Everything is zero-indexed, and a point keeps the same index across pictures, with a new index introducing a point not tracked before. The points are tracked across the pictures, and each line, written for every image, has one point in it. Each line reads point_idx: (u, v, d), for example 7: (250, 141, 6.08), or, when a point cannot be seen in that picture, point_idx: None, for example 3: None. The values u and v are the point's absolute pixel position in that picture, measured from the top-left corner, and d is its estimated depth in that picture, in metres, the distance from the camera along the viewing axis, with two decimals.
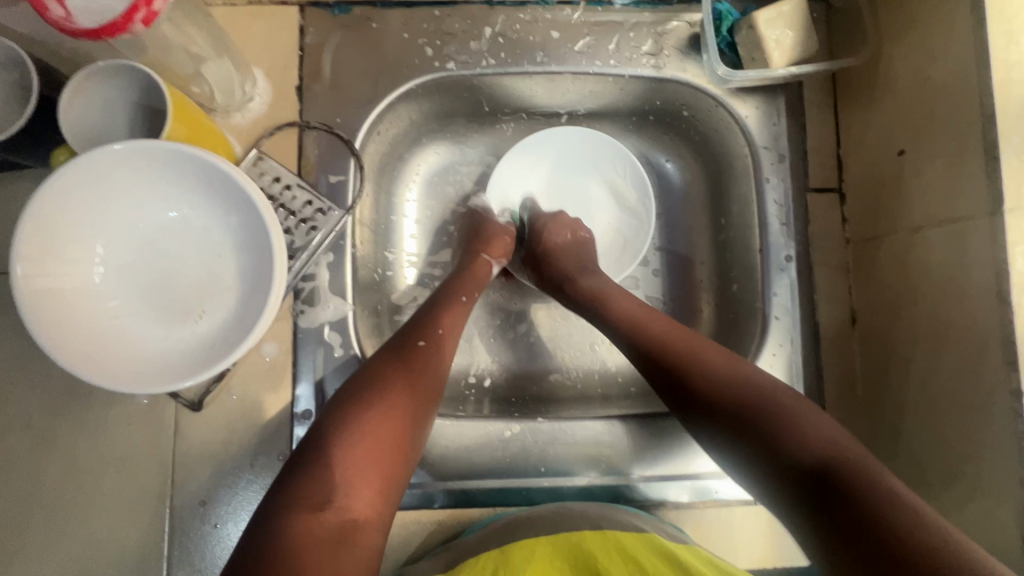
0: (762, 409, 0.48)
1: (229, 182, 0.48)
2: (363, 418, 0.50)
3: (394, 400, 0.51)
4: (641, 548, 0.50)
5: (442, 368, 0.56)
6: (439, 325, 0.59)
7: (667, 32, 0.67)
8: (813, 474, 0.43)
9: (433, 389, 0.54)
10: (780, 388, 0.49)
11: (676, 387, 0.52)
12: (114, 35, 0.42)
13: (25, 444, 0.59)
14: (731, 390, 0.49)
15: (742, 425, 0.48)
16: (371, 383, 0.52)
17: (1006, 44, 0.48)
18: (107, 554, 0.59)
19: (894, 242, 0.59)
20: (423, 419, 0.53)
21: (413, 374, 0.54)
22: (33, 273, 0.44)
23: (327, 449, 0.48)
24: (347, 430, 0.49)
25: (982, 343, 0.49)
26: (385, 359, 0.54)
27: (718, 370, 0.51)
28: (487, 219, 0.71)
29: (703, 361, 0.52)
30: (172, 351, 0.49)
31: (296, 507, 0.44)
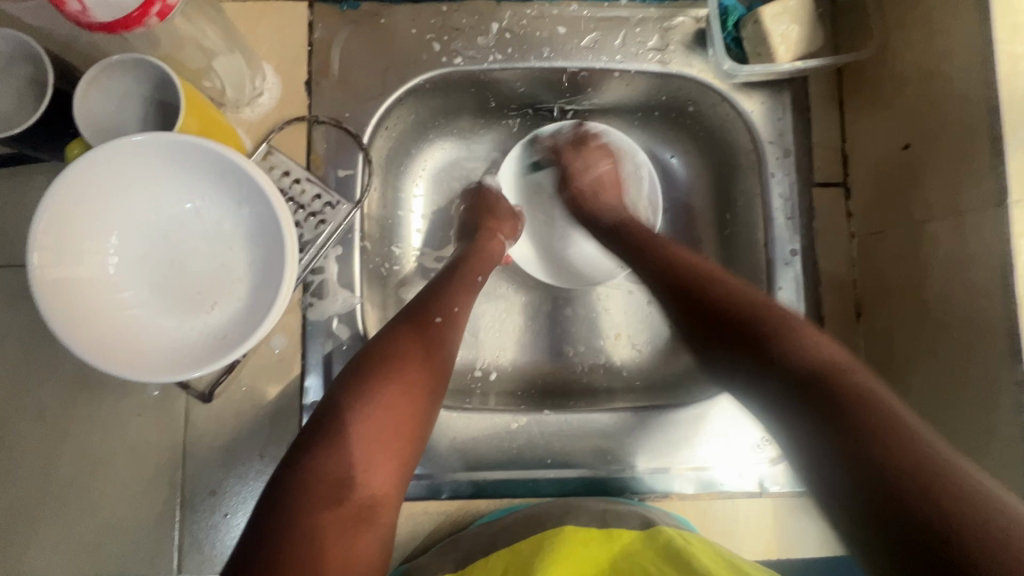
0: (777, 338, 0.48)
1: (243, 174, 0.49)
2: (381, 391, 0.50)
3: (412, 376, 0.52)
4: (642, 545, 0.52)
5: (455, 347, 0.57)
6: (454, 303, 0.60)
7: (673, 27, 0.67)
8: (811, 386, 0.44)
9: (447, 365, 0.56)
10: (795, 317, 0.50)
11: (697, 301, 0.53)
12: (129, 29, 0.42)
13: (38, 434, 0.60)
14: (750, 313, 0.51)
15: (761, 346, 0.49)
16: (388, 357, 0.52)
17: (1012, 37, 0.48)
18: (118, 543, 0.60)
19: (899, 236, 0.59)
20: (438, 394, 0.54)
21: (429, 351, 0.54)
22: (50, 264, 0.44)
23: (346, 421, 0.48)
24: (365, 403, 0.49)
25: (987, 335, 0.50)
26: (401, 334, 0.55)
27: (741, 297, 0.52)
28: (498, 201, 0.73)
29: (725, 290, 0.53)
30: (185, 342, 0.49)
31: (317, 479, 0.45)
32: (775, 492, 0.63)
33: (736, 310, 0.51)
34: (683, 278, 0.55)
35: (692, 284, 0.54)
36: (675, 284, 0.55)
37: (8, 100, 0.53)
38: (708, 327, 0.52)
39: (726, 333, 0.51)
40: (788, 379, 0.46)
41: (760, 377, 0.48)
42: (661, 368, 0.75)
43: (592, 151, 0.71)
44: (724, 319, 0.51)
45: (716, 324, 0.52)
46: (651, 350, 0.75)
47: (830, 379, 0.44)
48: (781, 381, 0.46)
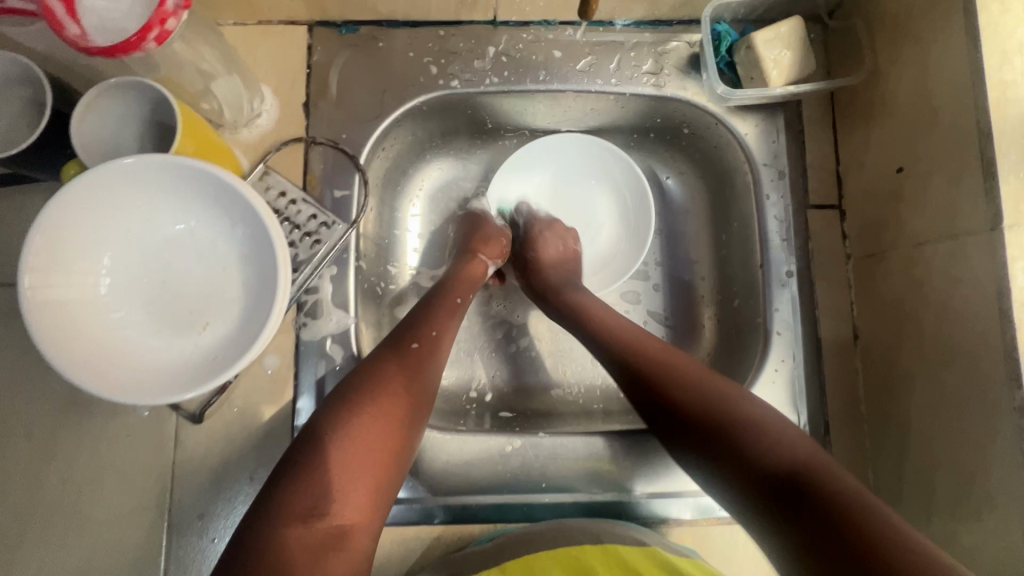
0: (745, 422, 0.49)
1: (236, 195, 0.49)
2: (360, 421, 0.49)
3: (391, 404, 0.51)
4: (640, 560, 0.52)
5: (438, 372, 0.57)
6: (433, 326, 0.59)
7: (667, 52, 0.68)
8: (781, 487, 0.44)
9: (429, 391, 0.55)
10: (747, 406, 0.50)
11: (675, 425, 0.51)
12: (125, 53, 0.43)
13: (25, 454, 0.59)
14: (710, 415, 0.50)
15: (738, 456, 0.47)
16: (366, 386, 0.52)
17: (1001, 63, 0.48)
18: (102, 571, 0.58)
19: (895, 258, 0.59)
20: (419, 420, 0.53)
21: (407, 377, 0.54)
22: (39, 285, 0.44)
23: (322, 454, 0.47)
24: (342, 434, 0.48)
25: (983, 360, 0.49)
26: (380, 362, 0.54)
27: (691, 387, 0.52)
28: (484, 221, 0.73)
29: (693, 390, 0.52)
30: (175, 363, 0.49)
31: (289, 515, 0.44)
32: None
33: (703, 421, 0.50)
34: (658, 399, 0.53)
35: (660, 396, 0.53)
36: (645, 395, 0.54)
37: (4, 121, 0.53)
38: (672, 402, 0.52)
39: (698, 448, 0.50)
40: (752, 479, 0.46)
41: (713, 466, 0.49)
42: None
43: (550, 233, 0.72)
44: (688, 438, 0.50)
45: (694, 445, 0.50)
46: None
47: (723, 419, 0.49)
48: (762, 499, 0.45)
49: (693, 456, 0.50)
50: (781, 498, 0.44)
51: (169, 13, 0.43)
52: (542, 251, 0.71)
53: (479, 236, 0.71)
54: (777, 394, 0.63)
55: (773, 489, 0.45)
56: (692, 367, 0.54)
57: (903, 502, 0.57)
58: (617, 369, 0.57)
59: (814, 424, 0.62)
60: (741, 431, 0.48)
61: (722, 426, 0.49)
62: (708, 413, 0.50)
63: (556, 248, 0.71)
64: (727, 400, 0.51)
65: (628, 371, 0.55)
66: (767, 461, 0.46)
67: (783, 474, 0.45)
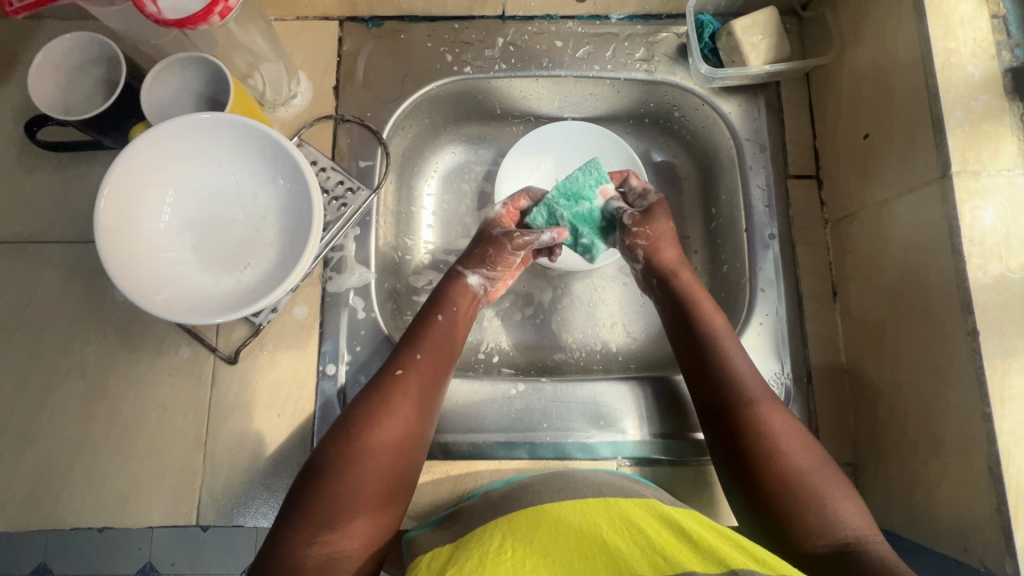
0: (800, 473, 0.53)
1: (280, 152, 0.57)
2: (358, 455, 0.54)
3: (384, 436, 0.56)
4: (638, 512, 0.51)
5: (426, 395, 0.60)
6: (417, 349, 0.62)
7: (658, 41, 0.76)
8: (788, 498, 0.52)
9: (418, 412, 0.59)
10: (818, 464, 0.54)
11: (733, 448, 0.57)
12: (195, 25, 0.51)
13: (80, 389, 0.66)
14: (772, 456, 0.54)
15: (783, 499, 0.52)
16: (361, 419, 0.56)
17: (944, 34, 0.55)
18: (143, 496, 0.64)
19: (865, 217, 0.64)
20: (414, 444, 0.57)
21: (392, 403, 0.58)
22: (112, 213, 0.52)
23: (325, 489, 0.52)
24: (341, 470, 0.53)
25: (940, 296, 0.54)
26: (371, 394, 0.58)
27: (773, 426, 0.56)
28: (490, 231, 0.72)
29: (766, 432, 0.56)
30: (221, 294, 0.56)
31: (302, 549, 0.49)
32: None
33: (765, 458, 0.54)
34: (732, 424, 0.57)
35: (733, 424, 0.57)
36: (718, 417, 0.59)
37: (82, 92, 0.62)
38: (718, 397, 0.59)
39: (747, 478, 0.55)
40: (769, 481, 0.53)
41: (737, 460, 0.56)
42: (654, 352, 0.80)
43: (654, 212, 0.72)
44: (741, 465, 0.56)
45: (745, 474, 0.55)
46: (644, 336, 0.81)
47: (756, 422, 0.56)
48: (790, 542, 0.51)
49: (722, 449, 0.58)
50: (812, 542, 0.49)
51: None
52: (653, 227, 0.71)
53: (496, 255, 0.70)
54: (762, 346, 0.68)
55: (804, 536, 0.50)
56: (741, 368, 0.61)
57: (880, 440, 0.61)
58: (699, 382, 0.62)
59: (797, 372, 0.67)
60: (796, 479, 0.53)
61: (752, 430, 0.56)
62: (748, 413, 0.57)
63: (665, 226, 0.71)
64: (772, 410, 0.57)
65: (710, 393, 0.60)
66: (782, 470, 0.53)
67: (822, 531, 0.50)
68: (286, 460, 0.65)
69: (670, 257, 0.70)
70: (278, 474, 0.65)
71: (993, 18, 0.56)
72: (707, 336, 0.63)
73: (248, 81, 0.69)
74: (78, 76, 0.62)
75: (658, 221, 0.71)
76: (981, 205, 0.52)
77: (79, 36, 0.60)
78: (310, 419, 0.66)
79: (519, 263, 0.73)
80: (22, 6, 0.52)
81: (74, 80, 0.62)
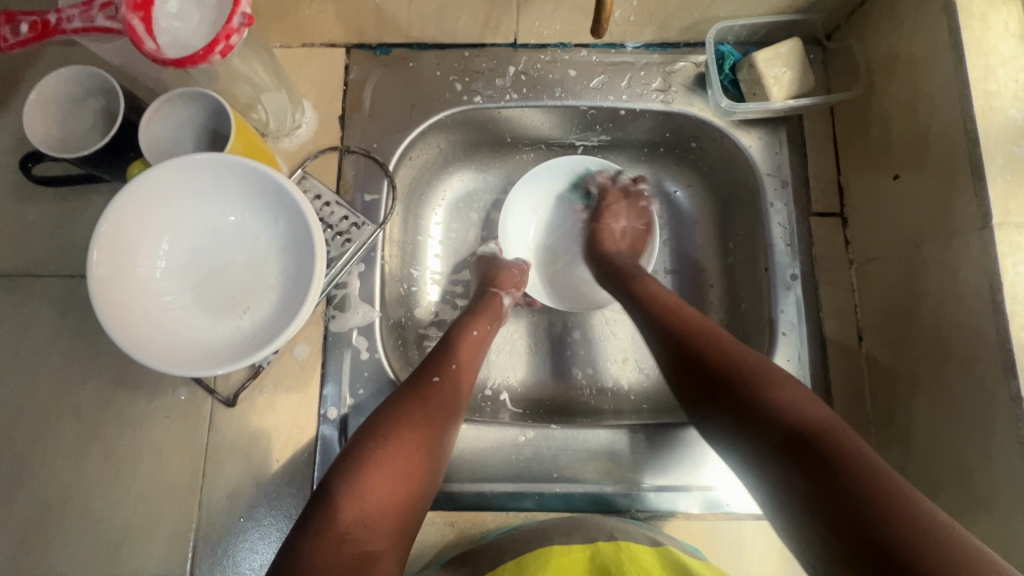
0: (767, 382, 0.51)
1: (280, 191, 0.54)
2: (384, 444, 0.51)
3: (414, 436, 0.53)
4: (651, 554, 0.52)
5: (455, 405, 0.58)
6: (452, 358, 0.62)
7: (675, 71, 0.73)
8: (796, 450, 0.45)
9: (450, 420, 0.57)
10: (808, 399, 0.49)
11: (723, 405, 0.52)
12: (195, 64, 0.49)
13: (74, 431, 0.64)
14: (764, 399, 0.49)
15: (748, 406, 0.50)
16: (392, 416, 0.54)
17: (984, 76, 0.52)
18: (137, 544, 0.62)
19: (894, 262, 0.61)
20: (439, 455, 0.55)
21: (428, 408, 0.56)
22: (107, 259, 0.49)
23: (354, 482, 0.48)
24: (370, 459, 0.50)
25: (980, 353, 0.51)
26: (405, 395, 0.57)
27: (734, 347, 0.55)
28: (495, 260, 0.76)
29: (727, 350, 0.54)
30: (218, 341, 0.53)
31: (331, 546, 0.45)
32: None
33: (734, 373, 0.52)
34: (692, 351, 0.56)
35: (689, 351, 0.56)
36: (700, 382, 0.54)
37: (78, 127, 0.60)
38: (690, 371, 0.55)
39: (711, 398, 0.53)
40: (769, 437, 0.47)
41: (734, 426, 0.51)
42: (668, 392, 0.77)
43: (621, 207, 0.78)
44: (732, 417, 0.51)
45: (712, 393, 0.53)
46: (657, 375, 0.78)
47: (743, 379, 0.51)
48: (763, 447, 0.48)
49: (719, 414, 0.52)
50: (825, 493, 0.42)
51: (234, 30, 0.49)
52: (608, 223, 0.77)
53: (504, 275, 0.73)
54: None
55: (770, 439, 0.47)
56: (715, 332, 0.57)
57: None
58: (650, 326, 0.61)
59: None
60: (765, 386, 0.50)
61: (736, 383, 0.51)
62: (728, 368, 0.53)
63: (620, 226, 0.77)
64: (757, 356, 0.54)
65: (662, 332, 0.60)
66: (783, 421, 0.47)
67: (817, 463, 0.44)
68: (285, 508, 0.63)
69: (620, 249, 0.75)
70: (278, 523, 0.62)
71: None
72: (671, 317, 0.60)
73: (251, 113, 0.67)
74: (76, 110, 0.60)
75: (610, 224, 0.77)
76: None
77: (74, 69, 0.58)
78: (310, 465, 0.64)
79: (521, 277, 0.75)
80: (16, 39, 0.50)
81: (69, 115, 0.60)
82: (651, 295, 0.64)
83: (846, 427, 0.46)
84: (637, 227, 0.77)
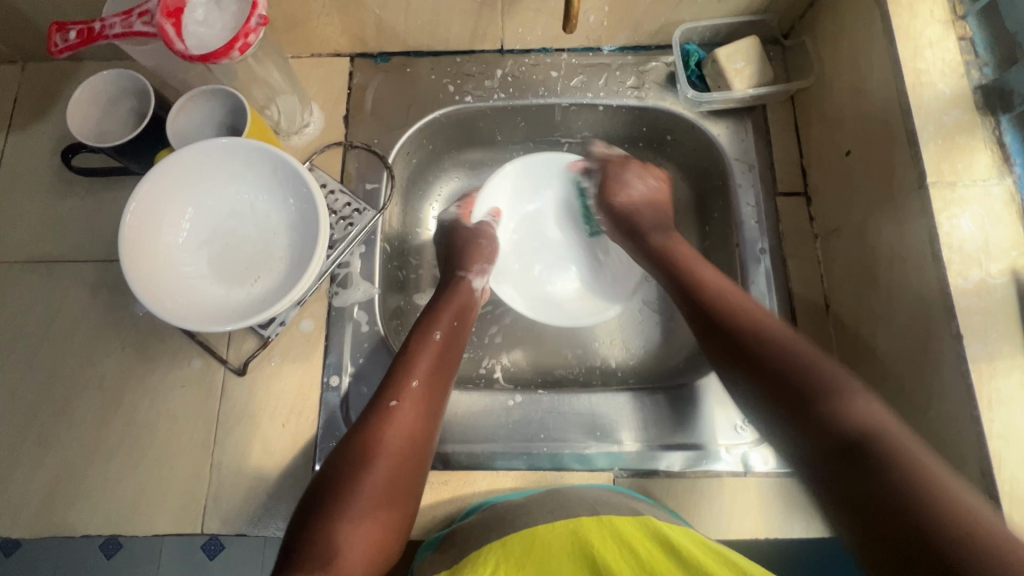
0: (814, 370, 0.53)
1: (290, 172, 0.61)
2: (353, 482, 0.53)
3: (379, 466, 0.55)
4: (637, 533, 0.50)
5: (420, 424, 0.59)
6: (411, 376, 0.61)
7: (648, 70, 0.80)
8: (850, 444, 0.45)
9: (417, 436, 0.58)
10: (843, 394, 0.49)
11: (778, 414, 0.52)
12: (217, 60, 0.56)
13: (97, 399, 0.69)
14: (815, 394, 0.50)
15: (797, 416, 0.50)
16: (351, 457, 0.55)
17: (914, 55, 0.58)
18: (149, 506, 0.66)
19: (851, 231, 0.66)
20: (414, 465, 0.57)
21: (385, 434, 0.56)
22: (136, 230, 0.56)
23: (317, 528, 0.50)
24: (335, 499, 0.52)
25: (926, 302, 0.55)
26: (365, 424, 0.57)
27: (784, 337, 0.57)
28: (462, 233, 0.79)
29: (782, 353, 0.55)
30: (232, 305, 0.59)
31: None
32: (760, 471, 0.65)
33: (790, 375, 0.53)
34: (744, 351, 0.57)
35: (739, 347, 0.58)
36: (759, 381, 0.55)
37: (113, 123, 0.68)
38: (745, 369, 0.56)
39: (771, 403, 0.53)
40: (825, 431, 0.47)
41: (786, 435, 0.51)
42: (652, 366, 0.81)
43: (632, 170, 0.80)
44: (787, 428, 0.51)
45: (768, 398, 0.54)
46: (643, 352, 0.82)
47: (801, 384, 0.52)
48: (806, 452, 0.49)
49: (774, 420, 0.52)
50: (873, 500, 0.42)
51: (251, 29, 0.56)
52: (626, 191, 0.78)
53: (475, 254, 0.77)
54: None
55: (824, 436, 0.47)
56: (775, 328, 0.58)
57: None
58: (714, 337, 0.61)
59: None
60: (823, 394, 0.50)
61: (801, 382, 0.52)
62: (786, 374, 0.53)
63: (637, 188, 0.78)
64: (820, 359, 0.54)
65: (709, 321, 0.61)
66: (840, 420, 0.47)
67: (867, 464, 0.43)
68: (289, 467, 0.67)
69: (648, 223, 0.76)
70: (282, 483, 0.66)
71: (961, 39, 0.59)
72: (728, 309, 0.61)
73: (266, 112, 0.75)
74: (111, 108, 0.68)
75: (617, 197, 0.79)
76: (958, 214, 0.54)
77: (112, 72, 0.67)
78: (316, 431, 0.68)
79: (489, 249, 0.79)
80: (65, 46, 0.58)
81: (106, 113, 0.68)
82: (702, 291, 0.64)
83: (893, 429, 0.45)
84: (649, 184, 0.79)
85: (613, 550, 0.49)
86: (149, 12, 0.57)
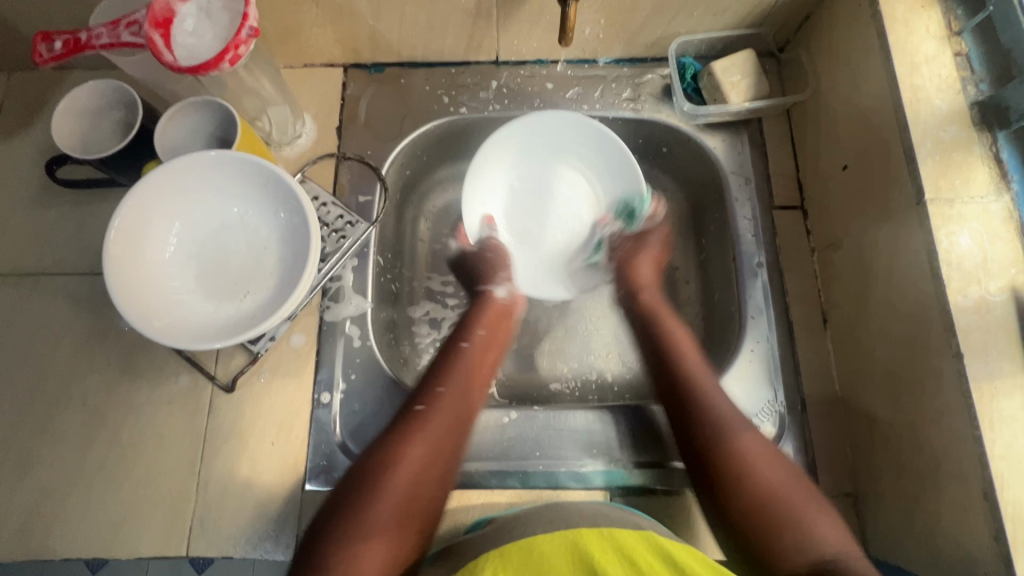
0: (775, 493, 0.55)
1: (280, 185, 0.60)
2: (379, 486, 0.54)
3: (405, 473, 0.55)
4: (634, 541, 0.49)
5: (451, 431, 0.59)
6: (439, 382, 0.62)
7: (644, 82, 0.80)
8: None
9: (448, 441, 0.59)
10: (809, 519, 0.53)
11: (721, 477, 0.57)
12: (207, 71, 0.55)
13: (80, 417, 0.67)
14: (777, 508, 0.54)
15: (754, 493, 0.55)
16: (379, 461, 0.55)
17: (910, 71, 0.58)
18: (133, 528, 0.64)
19: (848, 246, 0.66)
20: (440, 475, 0.57)
21: (411, 439, 0.57)
22: (122, 246, 0.55)
23: (338, 533, 0.51)
24: (359, 506, 0.52)
25: (926, 319, 0.54)
26: (394, 430, 0.58)
27: (727, 413, 0.60)
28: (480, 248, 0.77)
29: (735, 453, 0.57)
30: (221, 321, 0.58)
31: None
32: None
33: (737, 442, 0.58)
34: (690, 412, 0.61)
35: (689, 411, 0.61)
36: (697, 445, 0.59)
37: (99, 134, 0.66)
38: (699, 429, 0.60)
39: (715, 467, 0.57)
40: None
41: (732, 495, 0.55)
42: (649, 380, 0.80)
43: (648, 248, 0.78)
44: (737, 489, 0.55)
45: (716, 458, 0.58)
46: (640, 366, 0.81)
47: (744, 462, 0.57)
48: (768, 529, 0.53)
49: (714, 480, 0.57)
50: None
51: (242, 41, 0.55)
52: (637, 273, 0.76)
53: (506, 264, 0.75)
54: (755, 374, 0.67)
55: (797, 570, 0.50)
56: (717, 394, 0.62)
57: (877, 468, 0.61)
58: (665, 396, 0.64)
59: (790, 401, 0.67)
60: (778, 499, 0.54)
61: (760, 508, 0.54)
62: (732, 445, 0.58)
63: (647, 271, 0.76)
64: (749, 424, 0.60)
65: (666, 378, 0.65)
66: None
67: None
68: (278, 487, 0.65)
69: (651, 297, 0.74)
70: (271, 503, 0.65)
71: (956, 55, 0.59)
72: (682, 363, 0.65)
73: (257, 123, 0.74)
74: (97, 118, 0.67)
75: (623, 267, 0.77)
76: (957, 230, 0.54)
77: (99, 83, 0.65)
78: (306, 450, 0.67)
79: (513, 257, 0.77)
80: (50, 56, 0.57)
81: (92, 123, 0.67)
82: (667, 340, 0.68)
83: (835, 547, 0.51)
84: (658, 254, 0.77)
85: (612, 559, 0.47)
86: (137, 22, 0.56)
